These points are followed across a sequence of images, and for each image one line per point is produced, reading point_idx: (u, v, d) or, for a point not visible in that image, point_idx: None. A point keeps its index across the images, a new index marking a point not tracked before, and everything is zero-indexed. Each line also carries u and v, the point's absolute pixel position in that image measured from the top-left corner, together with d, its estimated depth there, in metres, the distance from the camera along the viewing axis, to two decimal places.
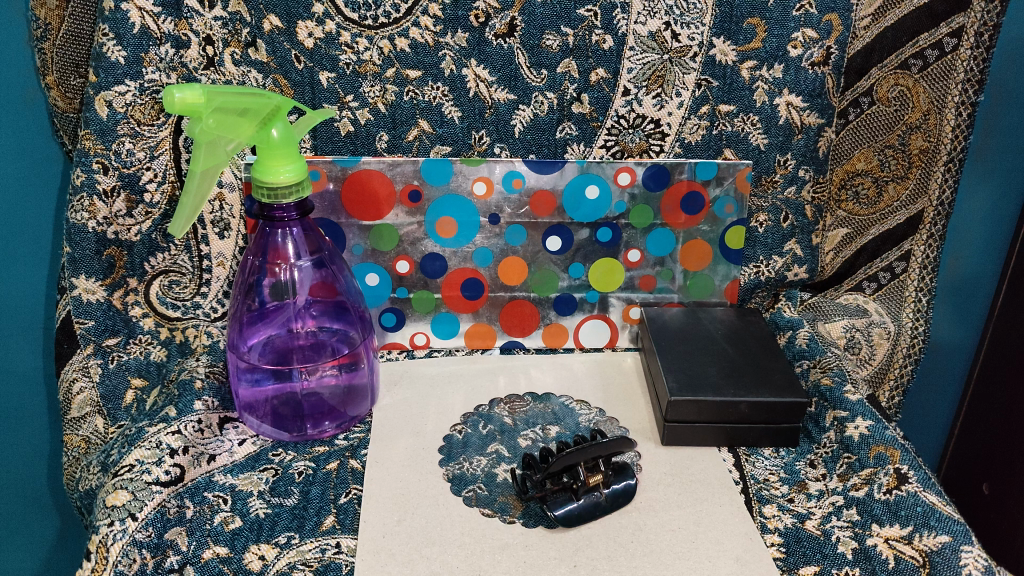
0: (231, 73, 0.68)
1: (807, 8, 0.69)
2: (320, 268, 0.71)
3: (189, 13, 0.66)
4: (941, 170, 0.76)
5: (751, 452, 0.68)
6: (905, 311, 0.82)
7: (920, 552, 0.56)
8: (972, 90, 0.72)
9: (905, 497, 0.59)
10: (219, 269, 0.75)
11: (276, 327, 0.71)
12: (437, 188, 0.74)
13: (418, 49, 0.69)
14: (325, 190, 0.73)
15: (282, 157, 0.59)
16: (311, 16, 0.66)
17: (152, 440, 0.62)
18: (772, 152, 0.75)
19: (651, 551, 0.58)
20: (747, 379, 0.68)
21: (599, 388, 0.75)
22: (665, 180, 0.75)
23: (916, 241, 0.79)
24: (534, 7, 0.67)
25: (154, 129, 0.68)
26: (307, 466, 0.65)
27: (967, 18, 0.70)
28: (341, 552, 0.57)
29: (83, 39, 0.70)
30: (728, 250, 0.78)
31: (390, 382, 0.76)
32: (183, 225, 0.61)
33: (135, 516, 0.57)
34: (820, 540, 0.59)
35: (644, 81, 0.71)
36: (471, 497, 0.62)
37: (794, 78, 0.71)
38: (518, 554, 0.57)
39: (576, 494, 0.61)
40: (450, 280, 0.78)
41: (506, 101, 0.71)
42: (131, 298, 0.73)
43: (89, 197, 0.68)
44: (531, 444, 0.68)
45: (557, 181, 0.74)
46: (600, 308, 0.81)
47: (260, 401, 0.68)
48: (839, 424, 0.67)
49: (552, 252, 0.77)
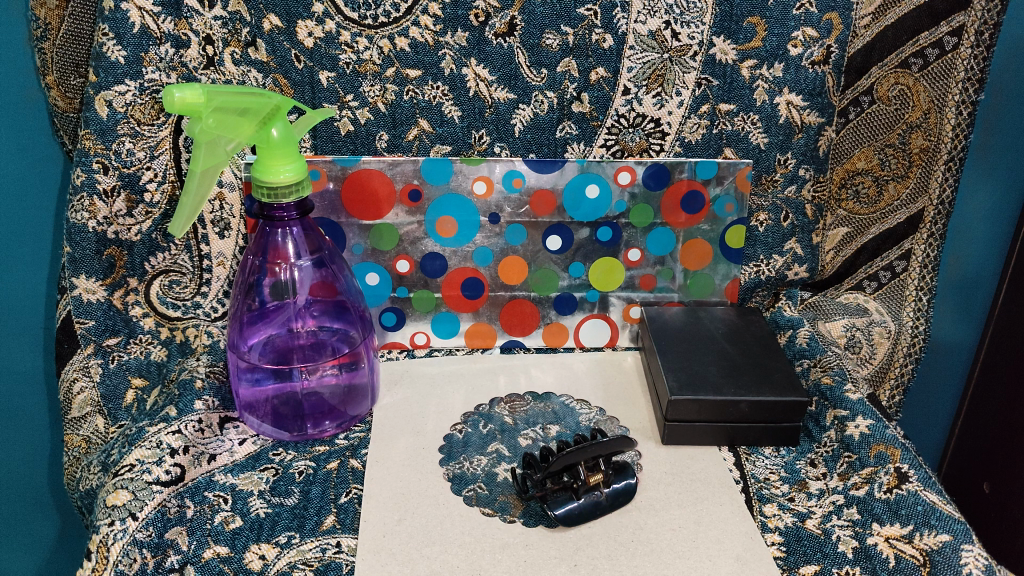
0: (231, 72, 0.68)
1: (807, 7, 0.69)
2: (320, 268, 0.71)
3: (189, 13, 0.66)
4: (941, 169, 0.75)
5: (751, 452, 0.68)
6: (905, 311, 0.81)
7: (920, 552, 0.56)
8: (973, 89, 0.72)
9: (905, 496, 0.59)
10: (219, 268, 0.75)
11: (276, 327, 0.71)
12: (437, 188, 0.74)
13: (418, 49, 0.68)
14: (325, 189, 0.73)
15: (282, 157, 0.59)
16: (310, 16, 0.66)
17: (151, 440, 0.62)
18: (773, 151, 0.75)
19: (652, 550, 0.58)
20: (747, 378, 0.68)
21: (600, 388, 0.75)
22: (665, 179, 0.75)
23: (916, 240, 0.79)
24: (534, 6, 0.67)
25: (154, 129, 0.68)
26: (307, 466, 0.65)
27: (967, 16, 0.70)
28: (341, 552, 0.57)
29: (83, 38, 0.70)
30: (729, 250, 0.78)
31: (390, 381, 0.76)
32: (183, 225, 0.61)
33: (135, 516, 0.57)
34: (820, 539, 0.58)
35: (644, 80, 0.71)
36: (471, 497, 0.62)
37: (794, 77, 0.71)
38: (518, 553, 0.57)
39: (576, 493, 0.61)
40: (450, 279, 0.78)
41: (506, 101, 0.71)
42: (132, 297, 0.73)
43: (89, 197, 0.68)
44: (531, 444, 0.68)
45: (557, 181, 0.74)
46: (600, 307, 0.81)
47: (260, 401, 0.68)
48: (839, 423, 0.67)
49: (552, 251, 0.77)
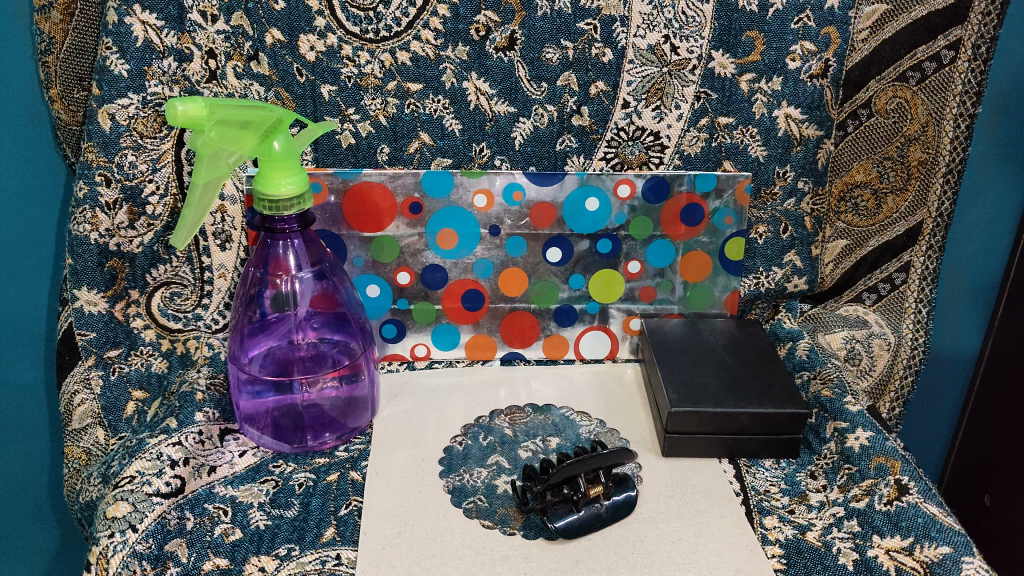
0: (234, 86, 0.69)
1: (806, 21, 0.69)
2: (320, 280, 0.70)
3: (191, 27, 0.66)
4: (941, 181, 0.76)
5: (751, 465, 0.68)
6: (905, 323, 0.82)
7: (921, 564, 0.56)
8: (971, 102, 0.73)
9: (905, 509, 0.59)
10: (219, 280, 0.75)
11: (276, 339, 0.70)
12: (437, 201, 0.74)
13: (418, 62, 0.69)
14: (326, 203, 0.73)
15: (283, 170, 0.59)
16: (312, 30, 0.67)
17: (152, 451, 0.63)
18: (772, 164, 0.75)
19: (652, 563, 0.58)
20: (747, 389, 0.68)
21: (600, 400, 0.75)
22: (665, 192, 0.75)
23: (916, 252, 0.79)
24: (534, 21, 0.68)
25: (155, 141, 0.68)
26: (307, 478, 0.65)
27: (964, 30, 0.70)
28: (341, 564, 0.57)
29: (86, 53, 0.71)
30: (728, 262, 0.78)
31: (390, 393, 0.76)
32: (185, 237, 0.61)
33: (135, 528, 0.57)
34: (820, 552, 0.58)
35: (644, 94, 0.72)
36: (471, 509, 0.62)
37: (793, 91, 0.72)
38: (519, 565, 0.57)
39: (576, 506, 0.61)
40: (450, 292, 0.78)
41: (506, 114, 0.71)
42: (133, 309, 0.73)
43: (91, 210, 0.69)
44: (531, 456, 0.68)
45: (557, 193, 0.74)
46: (600, 319, 0.81)
47: (260, 413, 0.67)
48: (839, 435, 0.67)
49: (552, 263, 0.78)
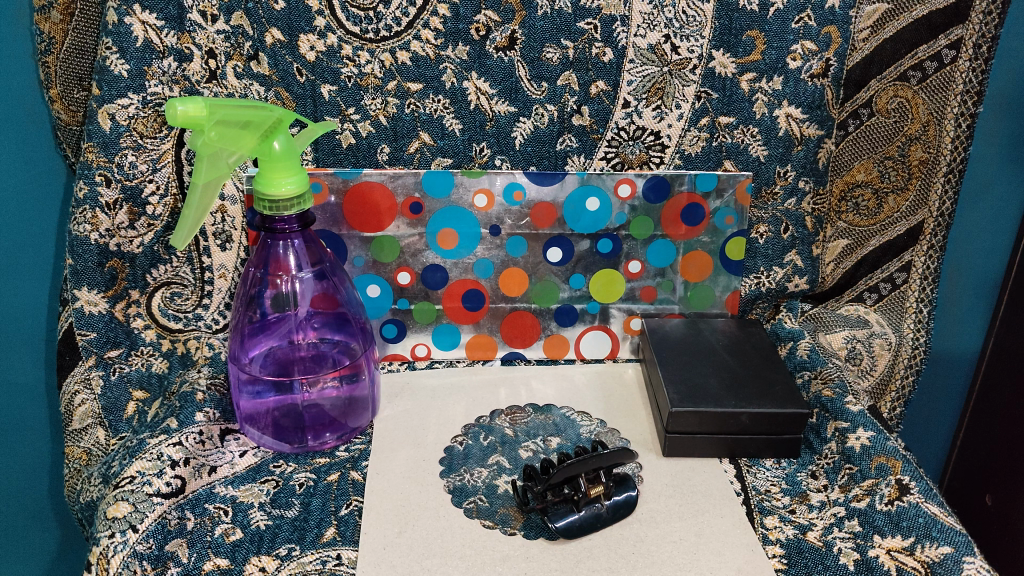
0: (234, 86, 0.69)
1: (806, 20, 0.69)
2: (320, 280, 0.70)
3: (191, 27, 0.66)
4: (941, 181, 0.76)
5: (752, 465, 0.68)
6: (905, 323, 0.81)
7: (922, 563, 0.56)
8: (972, 101, 0.72)
9: (906, 509, 0.59)
10: (220, 280, 0.75)
11: (276, 339, 0.70)
12: (437, 201, 0.74)
13: (418, 62, 0.69)
14: (326, 203, 0.73)
15: (283, 170, 0.59)
16: (312, 29, 0.67)
17: (152, 452, 0.63)
18: (772, 163, 0.75)
19: (652, 563, 0.58)
20: (748, 389, 0.68)
21: (600, 400, 0.75)
22: (665, 192, 0.75)
23: (916, 252, 0.79)
24: (534, 20, 0.68)
25: (156, 141, 0.68)
26: (307, 478, 0.65)
27: (965, 30, 0.70)
28: (341, 565, 0.57)
29: (86, 53, 0.70)
30: (729, 262, 0.78)
31: (390, 394, 0.76)
32: (185, 237, 0.61)
33: (135, 528, 0.57)
34: (821, 552, 0.58)
35: (644, 93, 0.71)
36: (471, 509, 0.62)
37: (794, 90, 0.71)
38: (519, 565, 0.57)
39: (576, 506, 0.61)
40: (450, 292, 0.78)
41: (506, 113, 0.71)
42: (133, 309, 0.73)
43: (91, 210, 0.69)
44: (532, 456, 0.68)
45: (557, 193, 0.74)
46: (600, 319, 0.81)
47: (260, 413, 0.67)
48: (840, 435, 0.67)
49: (552, 263, 0.78)
